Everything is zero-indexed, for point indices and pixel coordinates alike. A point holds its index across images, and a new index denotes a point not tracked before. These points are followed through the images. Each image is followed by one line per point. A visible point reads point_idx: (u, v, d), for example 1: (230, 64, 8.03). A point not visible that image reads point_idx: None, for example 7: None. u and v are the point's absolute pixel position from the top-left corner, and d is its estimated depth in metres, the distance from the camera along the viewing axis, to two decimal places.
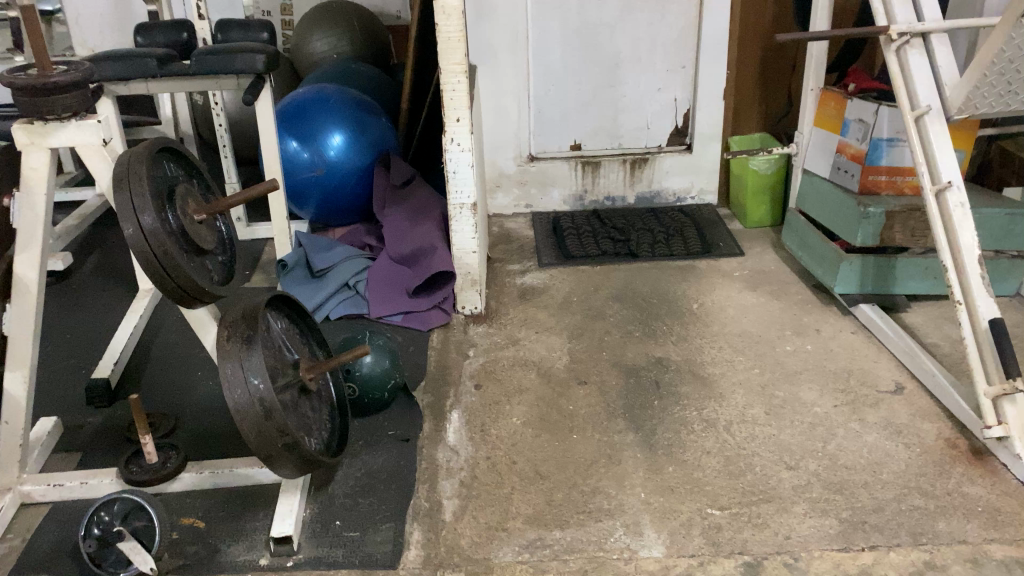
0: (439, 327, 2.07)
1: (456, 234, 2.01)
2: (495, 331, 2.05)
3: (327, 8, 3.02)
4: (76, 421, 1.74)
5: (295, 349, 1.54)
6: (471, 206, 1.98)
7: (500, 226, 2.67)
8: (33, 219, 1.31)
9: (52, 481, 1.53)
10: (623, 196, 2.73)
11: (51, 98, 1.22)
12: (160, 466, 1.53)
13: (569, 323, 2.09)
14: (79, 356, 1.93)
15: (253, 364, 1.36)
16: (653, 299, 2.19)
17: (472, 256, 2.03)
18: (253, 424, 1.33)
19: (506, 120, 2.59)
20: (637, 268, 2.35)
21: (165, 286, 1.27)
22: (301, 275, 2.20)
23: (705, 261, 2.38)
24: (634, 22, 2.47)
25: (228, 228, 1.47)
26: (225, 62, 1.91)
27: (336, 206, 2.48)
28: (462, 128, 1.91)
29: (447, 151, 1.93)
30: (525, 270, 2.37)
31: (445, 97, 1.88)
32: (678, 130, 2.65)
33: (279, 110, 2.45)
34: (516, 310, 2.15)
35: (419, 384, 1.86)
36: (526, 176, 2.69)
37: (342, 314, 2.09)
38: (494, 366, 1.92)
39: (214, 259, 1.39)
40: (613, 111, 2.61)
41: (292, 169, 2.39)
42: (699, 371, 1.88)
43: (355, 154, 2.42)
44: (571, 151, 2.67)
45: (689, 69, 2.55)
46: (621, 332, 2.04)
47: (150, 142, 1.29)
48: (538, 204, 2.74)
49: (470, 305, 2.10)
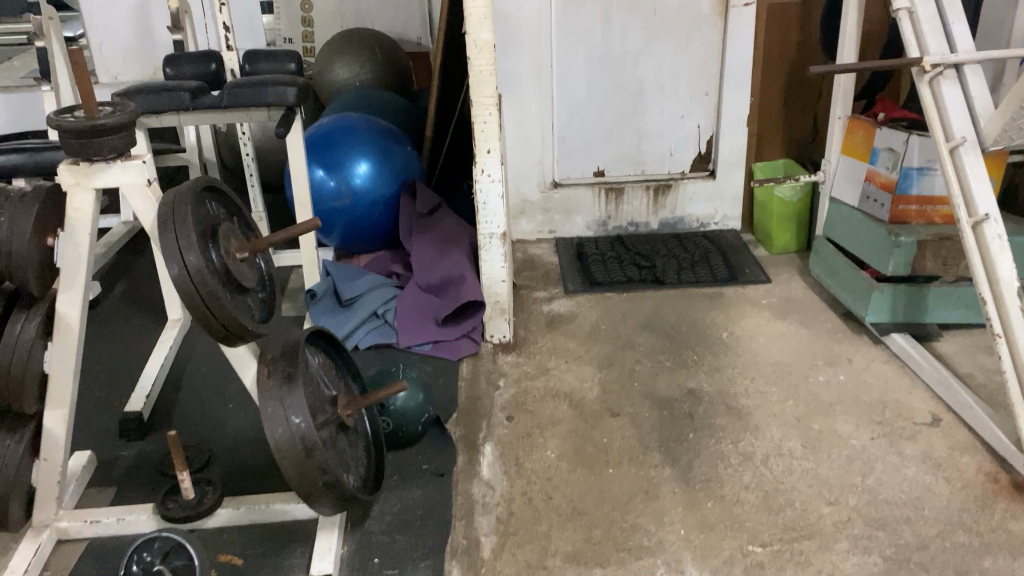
0: (469, 356, 2.05)
1: (485, 263, 2.01)
2: (524, 360, 2.04)
3: (348, 36, 3.05)
4: (109, 454, 1.74)
5: (332, 385, 1.53)
6: (501, 235, 1.98)
7: (524, 251, 2.66)
8: (76, 257, 1.31)
9: (89, 517, 1.53)
10: (646, 222, 2.72)
11: (99, 140, 1.22)
12: (197, 502, 1.53)
13: (599, 353, 2.08)
14: (110, 386, 1.94)
15: (294, 402, 1.36)
16: (682, 327, 2.18)
17: (502, 285, 2.02)
18: (294, 463, 1.33)
19: (530, 147, 2.59)
20: (663, 296, 2.35)
21: (208, 325, 1.26)
22: (329, 304, 2.19)
23: (732, 288, 2.37)
24: (658, 49, 2.48)
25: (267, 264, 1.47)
26: (257, 94, 1.92)
27: (361, 235, 2.48)
28: (492, 159, 1.91)
29: (477, 181, 1.93)
30: (552, 297, 2.37)
31: (476, 128, 1.88)
32: (702, 156, 2.64)
33: (306, 139, 2.46)
34: (545, 339, 2.14)
35: (451, 415, 1.85)
36: (550, 203, 2.68)
37: (371, 343, 2.08)
38: (525, 398, 1.91)
39: (256, 296, 1.39)
40: (636, 137, 2.61)
41: (318, 198, 2.39)
42: (732, 403, 1.87)
43: (380, 182, 2.42)
44: (594, 177, 2.67)
45: (713, 96, 2.55)
46: (651, 362, 2.03)
47: (194, 181, 1.29)
48: (561, 230, 2.73)
49: (498, 334, 2.08)
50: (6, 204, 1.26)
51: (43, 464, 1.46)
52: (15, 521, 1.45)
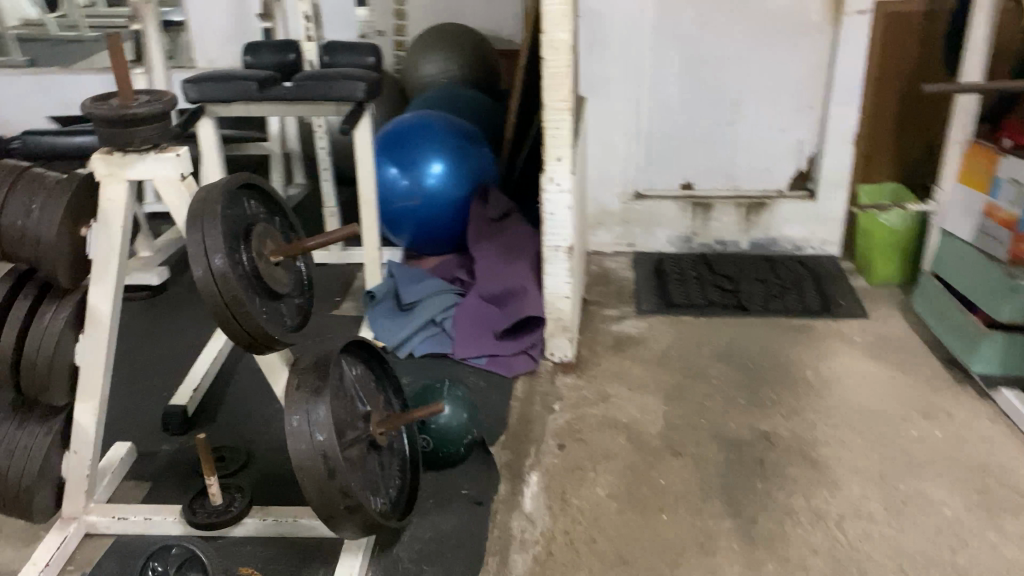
0: (524, 374, 1.94)
1: (549, 277, 1.89)
2: (584, 384, 1.92)
3: (439, 31, 2.98)
4: (150, 447, 1.71)
5: (368, 399, 1.44)
6: (567, 249, 1.86)
7: (599, 264, 2.52)
8: (108, 251, 1.26)
9: (117, 514, 1.49)
10: (735, 241, 2.53)
11: (131, 129, 1.17)
12: (223, 508, 1.47)
13: (666, 383, 1.93)
14: (162, 377, 1.91)
15: (320, 418, 1.27)
16: (761, 361, 2.00)
17: (565, 302, 1.90)
18: (315, 482, 1.25)
19: (614, 154, 2.44)
20: (744, 324, 2.17)
21: (232, 331, 1.19)
22: (389, 306, 2.11)
23: (822, 321, 2.17)
24: (760, 58, 2.30)
25: (307, 270, 1.39)
26: (324, 88, 1.87)
27: (431, 238, 2.41)
28: (562, 167, 1.80)
29: (545, 190, 1.82)
30: (623, 316, 2.23)
31: (548, 135, 1.77)
32: (802, 174, 2.44)
33: (382, 136, 2.41)
34: (610, 363, 2.01)
35: (498, 438, 1.74)
36: (631, 215, 2.53)
37: (425, 352, 1.99)
38: (580, 425, 1.78)
39: (292, 303, 1.31)
40: (729, 150, 2.44)
41: (389, 197, 2.34)
42: (809, 452, 1.69)
43: (454, 183, 2.34)
44: (681, 190, 2.51)
45: (818, 110, 2.35)
46: (722, 398, 1.87)
47: (229, 178, 1.22)
48: (641, 244, 2.57)
49: (559, 353, 1.96)
50: (41, 192, 1.22)
51: (73, 456, 1.43)
52: (41, 511, 1.42)
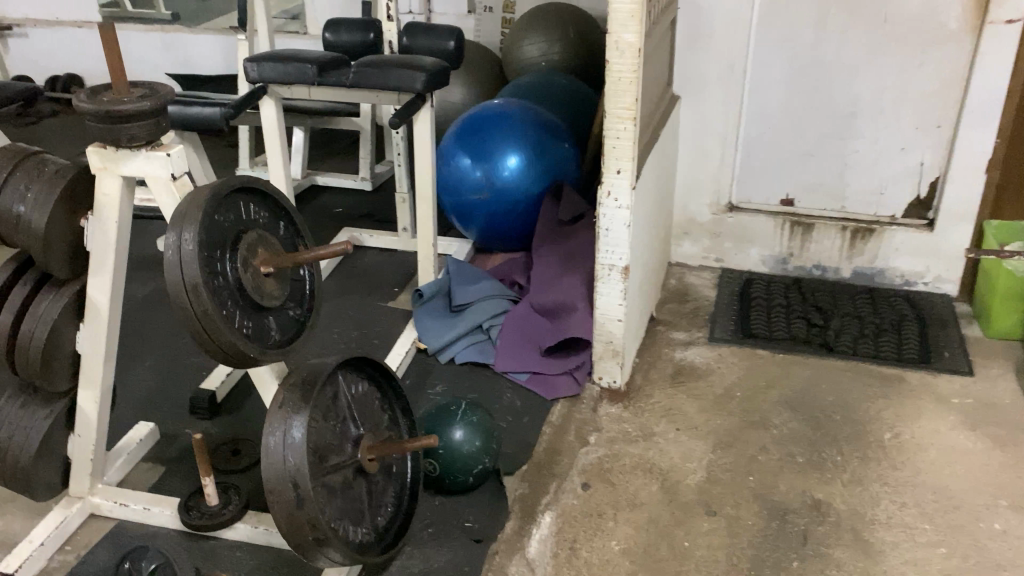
0: (565, 398, 1.81)
1: (601, 296, 1.74)
2: (628, 417, 1.77)
3: (545, 11, 2.83)
4: (175, 430, 1.71)
5: (366, 420, 1.36)
6: (622, 269, 1.70)
7: (679, 279, 2.33)
8: (104, 243, 1.22)
9: (119, 499, 1.49)
10: (836, 268, 2.26)
11: (119, 127, 1.11)
12: (217, 510, 1.45)
13: (720, 427, 1.74)
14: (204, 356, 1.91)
15: (296, 442, 1.20)
16: (835, 414, 1.78)
17: (617, 325, 1.75)
18: (284, 510, 1.19)
19: (707, 161, 2.23)
20: (826, 367, 1.94)
21: (206, 346, 1.12)
22: (440, 305, 2.01)
23: (919, 373, 1.90)
24: (883, 67, 2.02)
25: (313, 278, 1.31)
26: (381, 76, 1.78)
27: (501, 231, 2.31)
28: (622, 181, 1.63)
29: (601, 205, 1.66)
30: (690, 341, 2.04)
31: (607, 144, 1.61)
32: (920, 201, 2.14)
33: (461, 123, 2.32)
34: (662, 396, 1.84)
35: (519, 468, 1.62)
36: (720, 228, 2.31)
37: (467, 360, 1.90)
38: (612, 465, 1.64)
39: (285, 315, 1.23)
40: (839, 167, 2.17)
41: (461, 189, 2.27)
42: (864, 534, 1.47)
43: (528, 179, 2.22)
44: (779, 206, 2.26)
45: (946, 131, 2.04)
46: (778, 453, 1.67)
47: (224, 180, 1.15)
48: (730, 260, 2.35)
49: (608, 377, 1.82)
50: (39, 180, 1.19)
51: (77, 439, 1.43)
52: (46, 489, 1.44)
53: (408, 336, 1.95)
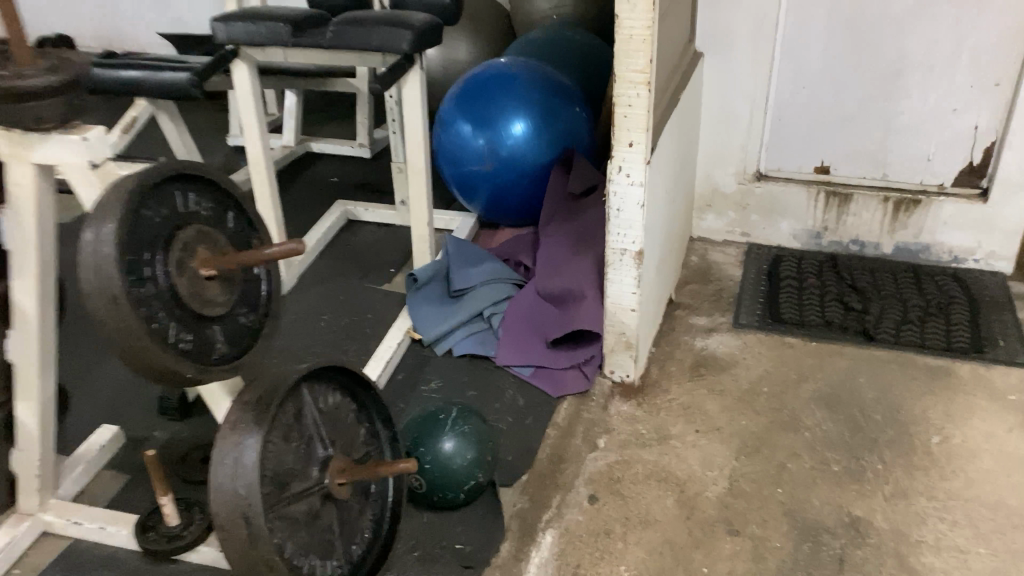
0: (573, 395, 1.63)
1: (612, 284, 1.56)
2: (641, 417, 1.58)
3: None
4: (143, 433, 1.55)
5: (337, 437, 1.19)
6: (636, 254, 1.51)
7: (701, 255, 2.12)
8: (24, 242, 1.06)
9: (73, 517, 1.34)
10: (876, 243, 2.04)
11: (23, 105, 0.94)
12: (177, 533, 1.29)
13: (745, 429, 1.55)
14: None
15: (247, 471, 1.03)
16: (874, 414, 1.58)
17: (629, 315, 1.57)
18: (236, 548, 1.03)
19: (734, 125, 2.01)
20: (864, 357, 1.74)
21: (135, 366, 0.96)
22: (436, 291, 1.83)
23: (970, 365, 1.70)
24: (935, 17, 1.78)
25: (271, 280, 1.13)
26: (361, 37, 1.58)
27: (507, 204, 2.12)
28: (634, 155, 1.43)
29: (611, 181, 1.47)
30: (713, 327, 1.84)
31: (617, 112, 1.40)
32: (972, 168, 1.91)
33: (461, 86, 2.11)
34: (680, 392, 1.65)
35: (518, 478, 1.45)
36: (748, 199, 2.09)
37: (466, 352, 1.71)
38: (623, 474, 1.46)
39: (235, 323, 1.06)
40: (882, 130, 1.94)
41: (462, 159, 2.08)
42: (910, 561, 1.28)
43: (535, 148, 2.02)
44: (814, 175, 2.04)
45: (1005, 90, 1.80)
46: (811, 460, 1.48)
47: (153, 169, 0.98)
48: (758, 234, 2.13)
49: (621, 371, 1.64)
50: None
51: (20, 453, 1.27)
52: None
53: (401, 325, 1.77)
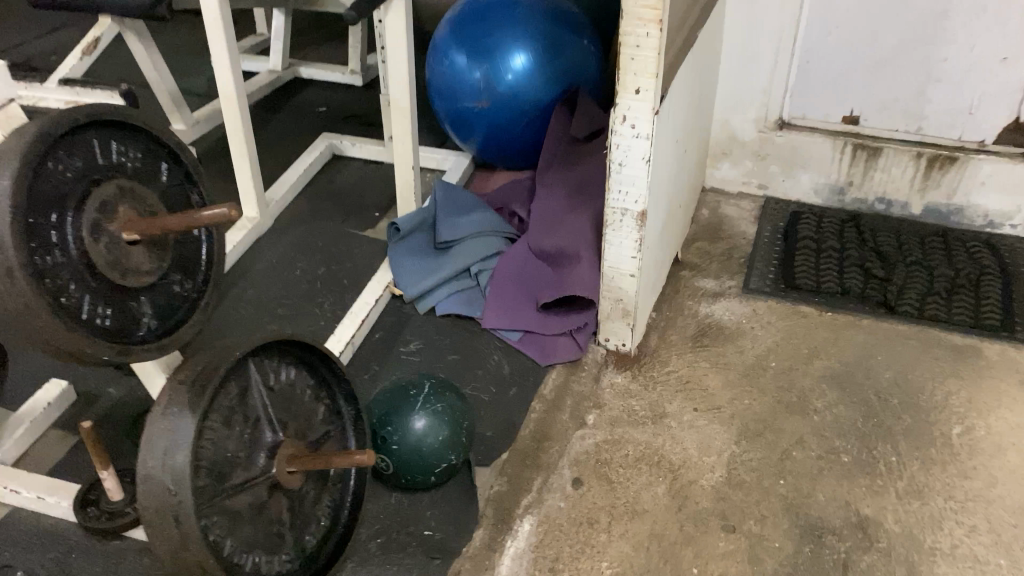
0: (562, 364, 1.50)
1: (610, 246, 1.42)
2: (636, 392, 1.46)
3: None
4: (96, 390, 1.44)
5: (289, 418, 1.06)
6: (638, 215, 1.36)
7: (713, 208, 1.96)
8: None
9: (9, 485, 1.23)
10: (904, 203, 1.86)
11: None
12: (120, 509, 1.18)
13: (748, 409, 1.42)
14: None
15: (176, 463, 0.91)
16: (891, 398, 1.45)
17: (628, 281, 1.43)
18: (167, 547, 0.92)
19: (756, 67, 1.82)
20: (884, 331, 1.59)
21: (39, 345, 0.82)
22: (421, 241, 1.68)
23: (1000, 346, 1.55)
24: None
25: (212, 242, 0.99)
26: None
27: (504, 145, 1.95)
28: (641, 105, 1.25)
29: (614, 133, 1.30)
30: (720, 291, 1.70)
31: (624, 55, 1.22)
32: (1019, 125, 1.70)
33: (457, 12, 1.93)
34: (680, 365, 1.52)
35: (497, 456, 1.33)
36: (767, 149, 1.91)
37: (449, 311, 1.58)
38: (612, 456, 1.34)
39: (167, 293, 0.93)
40: (920, 79, 1.73)
41: (455, 94, 1.90)
42: (922, 571, 1.17)
43: (536, 85, 1.85)
44: (841, 125, 1.84)
45: None
46: (818, 449, 1.36)
47: (61, 112, 0.82)
48: (776, 187, 1.96)
49: (616, 340, 1.51)
50: None
51: None
52: None
53: (381, 278, 1.63)
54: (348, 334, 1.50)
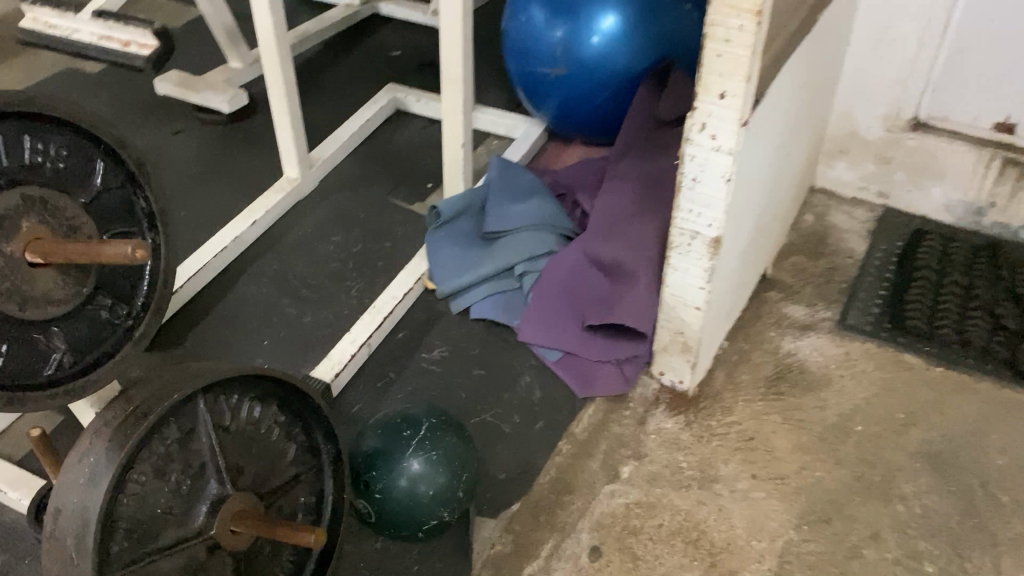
0: (603, 396, 1.29)
1: (674, 272, 1.18)
2: (686, 444, 1.24)
3: None
4: None
5: (248, 464, 0.90)
6: (710, 241, 1.11)
7: (819, 214, 1.66)
8: None
9: None
10: None
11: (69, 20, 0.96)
12: None
13: (817, 485, 1.18)
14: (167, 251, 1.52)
15: (84, 521, 0.76)
16: (1002, 494, 1.17)
17: (692, 314, 1.20)
18: None
19: (892, 53, 1.49)
20: (1007, 403, 1.29)
21: None
22: (466, 229, 1.48)
23: None
24: None
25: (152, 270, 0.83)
26: None
27: (582, 118, 1.72)
28: (725, 112, 0.99)
29: (688, 143, 1.04)
30: (810, 324, 1.43)
31: (709, 49, 0.95)
32: None
33: None
34: (745, 416, 1.28)
35: (509, 507, 1.15)
36: (893, 152, 1.60)
37: (484, 315, 1.39)
38: (642, 524, 1.13)
39: (90, 320, 0.77)
40: None
41: (529, 55, 1.68)
42: None
43: (621, 54, 1.59)
44: (990, 133, 1.51)
45: None
46: (897, 551, 1.11)
47: None
48: (899, 198, 1.64)
49: (672, 375, 1.29)
50: None
51: None
52: None
53: (416, 267, 1.45)
54: (364, 334, 1.32)
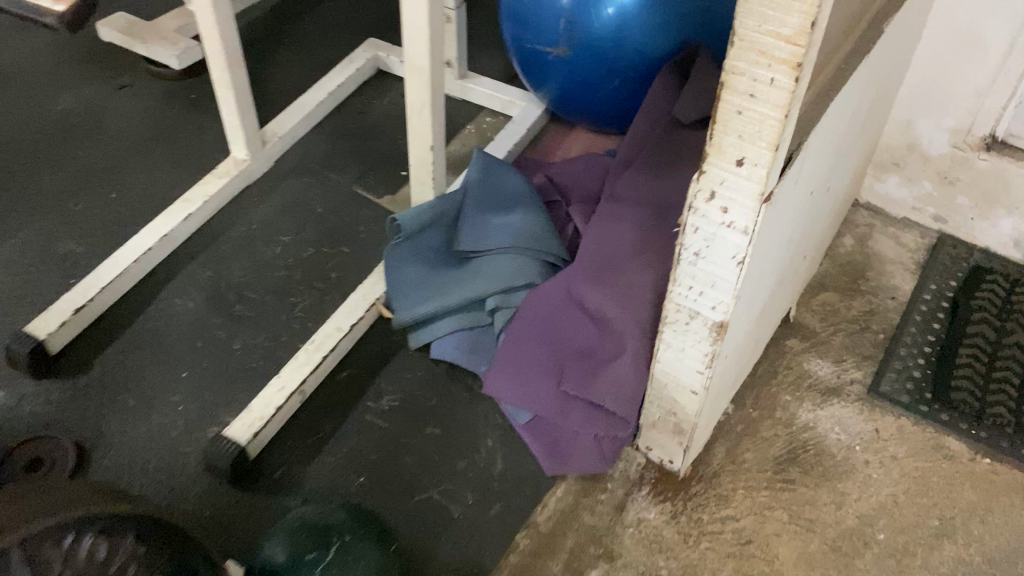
0: (575, 474, 1.08)
1: (668, 350, 0.94)
2: (667, 545, 1.03)
3: None
4: None
5: None
6: (715, 325, 0.87)
7: (861, 237, 1.40)
8: None
9: None
10: None
11: None
12: None
13: None
14: (91, 243, 1.31)
15: None
16: None
17: (687, 397, 0.97)
18: None
19: (974, 56, 1.20)
20: None
21: None
22: (433, 245, 1.23)
23: None
24: None
25: None
26: None
27: (588, 100, 1.45)
28: (744, 183, 0.73)
29: (694, 210, 0.79)
30: (834, 387, 1.20)
31: (726, 102, 0.69)
32: None
33: None
34: (744, 511, 1.06)
35: None
36: (959, 174, 1.32)
37: (447, 355, 1.18)
38: None
39: None
40: None
41: (528, 27, 1.40)
42: None
43: (636, 35, 1.31)
44: None
45: None
46: None
47: None
48: (959, 226, 1.38)
49: (660, 452, 1.08)
50: None
51: None
52: None
53: (372, 288, 1.23)
54: (297, 379, 1.10)
